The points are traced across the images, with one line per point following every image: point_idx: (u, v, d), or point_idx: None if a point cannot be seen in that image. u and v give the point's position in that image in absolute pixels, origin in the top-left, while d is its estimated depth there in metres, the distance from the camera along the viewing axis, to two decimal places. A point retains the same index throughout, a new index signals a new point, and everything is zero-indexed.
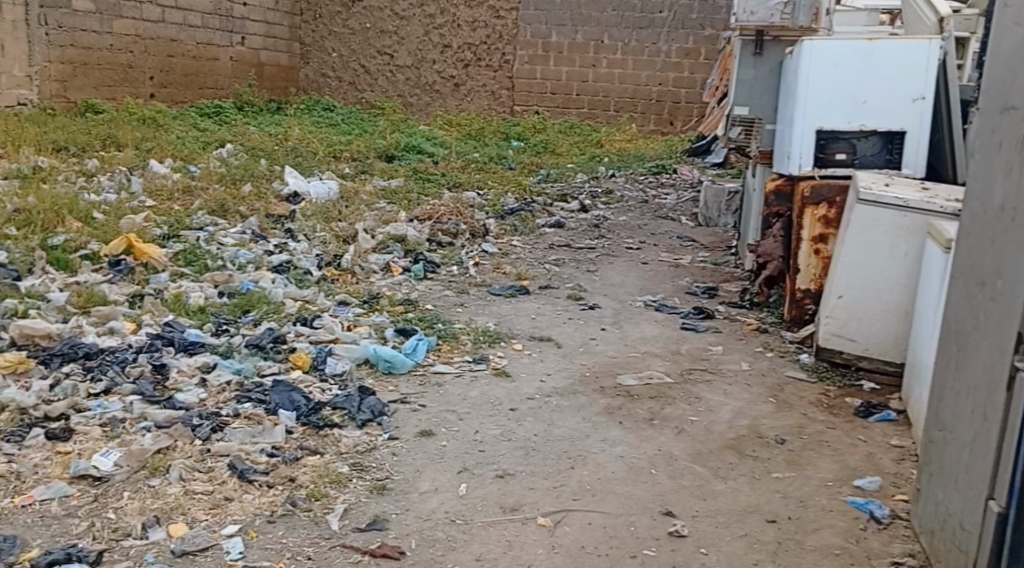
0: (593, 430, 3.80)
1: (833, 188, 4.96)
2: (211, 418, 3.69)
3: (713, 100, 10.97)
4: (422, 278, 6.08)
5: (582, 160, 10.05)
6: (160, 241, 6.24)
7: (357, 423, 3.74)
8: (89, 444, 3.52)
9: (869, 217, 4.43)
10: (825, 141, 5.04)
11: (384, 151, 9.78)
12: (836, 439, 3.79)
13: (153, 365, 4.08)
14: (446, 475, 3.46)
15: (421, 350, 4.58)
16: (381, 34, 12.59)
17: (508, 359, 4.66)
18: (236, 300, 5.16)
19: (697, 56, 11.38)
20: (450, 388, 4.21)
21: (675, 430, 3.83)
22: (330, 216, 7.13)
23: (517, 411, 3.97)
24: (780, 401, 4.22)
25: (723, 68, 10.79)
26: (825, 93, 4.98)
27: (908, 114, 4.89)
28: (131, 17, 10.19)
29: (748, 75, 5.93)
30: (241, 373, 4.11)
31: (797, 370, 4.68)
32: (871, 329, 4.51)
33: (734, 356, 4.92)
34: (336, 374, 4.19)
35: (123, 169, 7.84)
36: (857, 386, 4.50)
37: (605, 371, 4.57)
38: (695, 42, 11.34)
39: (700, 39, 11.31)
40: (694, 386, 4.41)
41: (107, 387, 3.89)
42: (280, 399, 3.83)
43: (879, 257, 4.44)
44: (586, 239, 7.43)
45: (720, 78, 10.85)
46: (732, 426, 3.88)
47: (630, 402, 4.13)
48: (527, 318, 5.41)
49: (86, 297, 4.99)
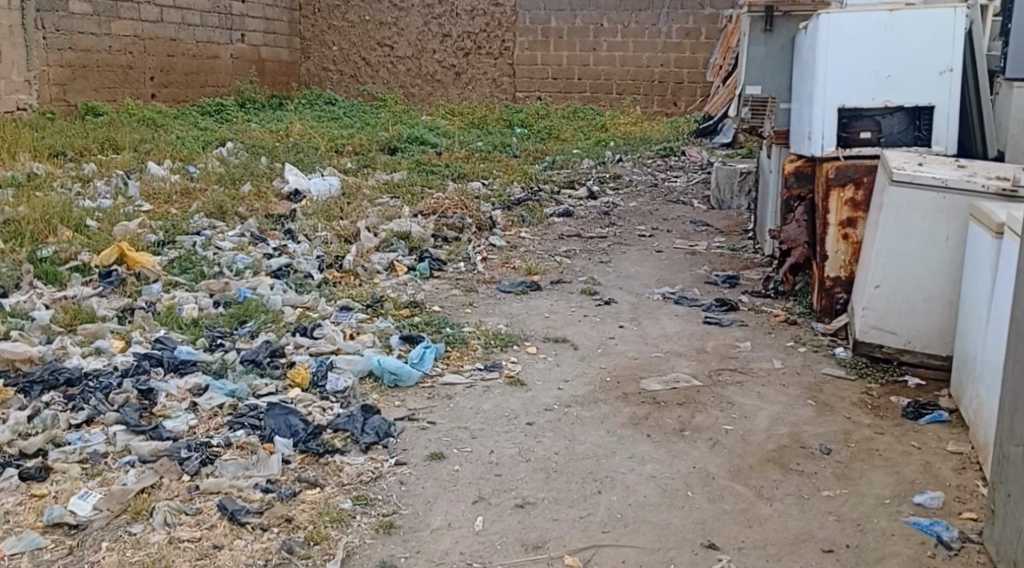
0: (620, 445, 3.48)
1: (860, 168, 4.64)
2: (201, 449, 3.39)
3: (717, 79, 10.67)
4: (427, 277, 5.76)
5: (588, 145, 9.71)
6: (155, 248, 5.91)
7: (361, 448, 3.43)
8: (68, 485, 3.22)
9: (904, 201, 4.10)
10: (848, 119, 4.68)
11: (386, 144, 9.44)
12: (887, 447, 3.47)
13: (140, 391, 3.76)
14: (459, 507, 3.15)
15: (429, 358, 4.26)
16: (380, 26, 12.27)
17: (521, 364, 4.33)
18: (233, 310, 4.83)
19: (698, 36, 10.93)
20: (461, 401, 3.89)
21: (709, 442, 3.51)
22: (331, 215, 6.80)
23: (536, 425, 3.65)
24: (820, 405, 3.90)
25: (727, 46, 10.51)
26: (845, 70, 4.61)
27: (936, 89, 4.54)
28: (130, 18, 9.87)
29: (758, 53, 5.57)
30: (235, 394, 3.78)
31: (834, 367, 4.35)
32: (912, 320, 4.18)
33: (765, 352, 4.58)
34: (338, 391, 3.87)
35: (120, 173, 7.52)
36: (901, 382, 4.18)
37: (627, 375, 4.24)
38: (695, 22, 10.89)
39: (700, 19, 10.86)
40: (726, 389, 4.08)
41: (89, 417, 3.58)
42: (276, 424, 3.52)
43: (917, 243, 4.11)
44: (597, 228, 7.10)
45: (722, 58, 10.60)
46: (771, 435, 3.55)
47: (659, 411, 3.80)
48: (540, 317, 5.09)
49: (73, 313, 4.68)
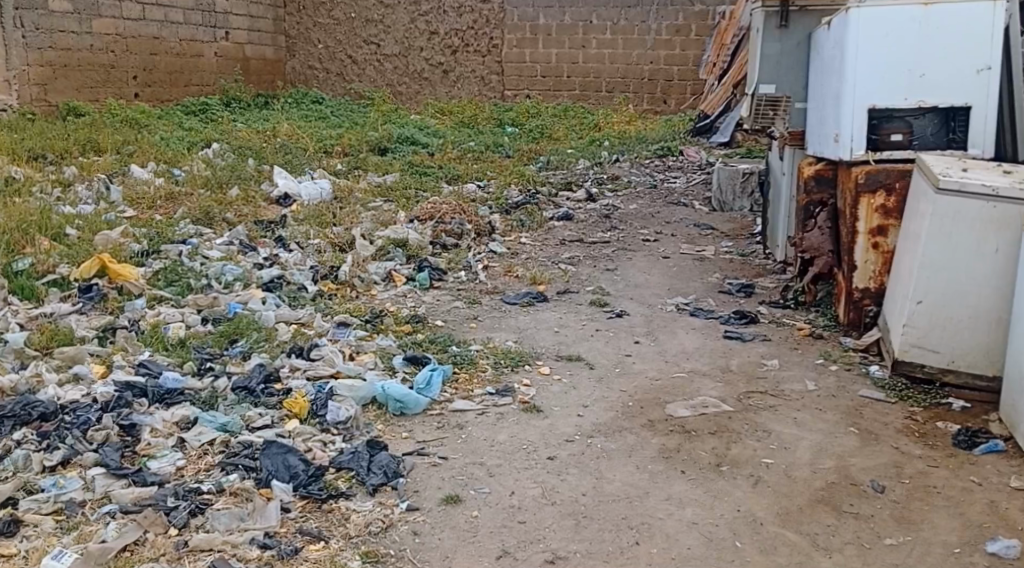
0: (653, 485, 3.21)
1: (891, 173, 4.31)
2: (190, 497, 3.10)
3: (710, 77, 10.31)
4: (428, 287, 5.44)
5: (581, 145, 9.40)
6: (138, 258, 5.57)
7: (368, 491, 3.15)
8: (41, 541, 2.92)
9: (952, 210, 3.79)
10: (878, 121, 4.35)
11: (376, 144, 9.10)
12: (945, 483, 3.20)
13: (121, 427, 3.44)
14: (483, 564, 2.89)
15: (437, 383, 3.91)
16: (366, 23, 11.90)
17: (535, 388, 4.01)
18: (222, 327, 4.51)
19: (688, 32, 10.66)
20: (473, 432, 3.59)
21: (750, 479, 3.23)
22: (323, 220, 6.48)
23: (558, 460, 3.36)
24: (864, 433, 3.60)
25: (721, 43, 10.21)
26: (875, 68, 4.28)
27: (973, 88, 4.22)
28: (111, 16, 9.50)
29: (772, 49, 5.21)
30: (227, 429, 3.48)
31: (872, 387, 4.05)
32: (957, 338, 3.87)
33: (794, 371, 4.26)
34: (339, 422, 3.55)
35: (103, 177, 7.17)
36: (944, 405, 3.88)
37: (651, 399, 3.91)
38: (685, 19, 10.62)
39: (691, 16, 10.59)
40: (760, 415, 3.76)
41: (65, 459, 3.27)
42: (273, 465, 3.22)
43: (965, 255, 3.80)
44: (599, 232, 6.78)
45: (716, 55, 10.24)
46: (816, 470, 3.27)
47: (690, 441, 3.49)
48: (549, 332, 4.77)
49: (49, 335, 4.35)
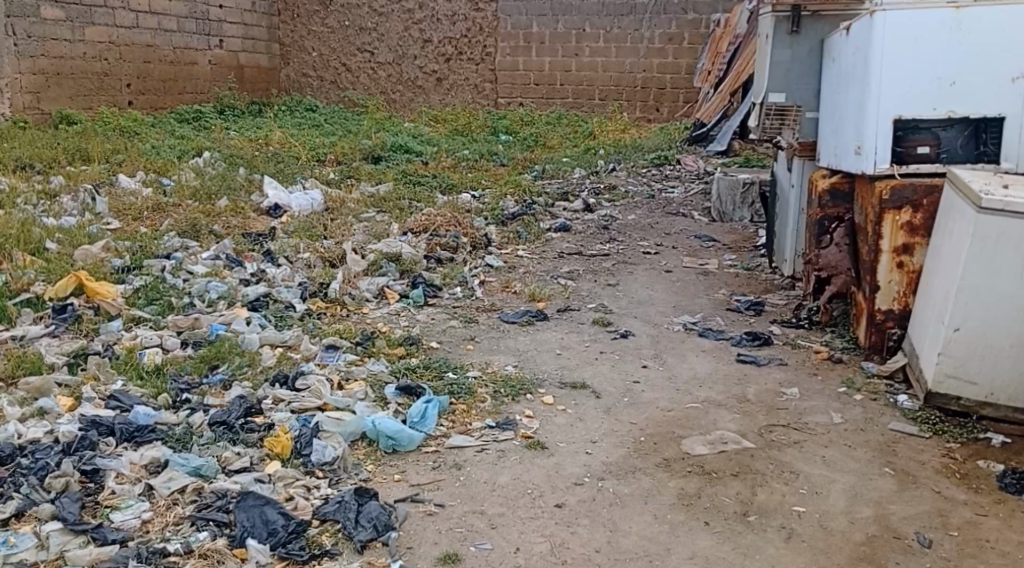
0: (676, 540, 2.98)
1: (919, 188, 3.97)
2: (154, 561, 2.85)
3: (705, 85, 9.94)
4: (422, 305, 5.11)
5: (578, 153, 9.09)
6: (119, 274, 5.23)
7: (356, 548, 2.90)
8: None
9: (994, 231, 3.48)
10: (903, 132, 4.00)
11: (369, 152, 8.77)
12: (998, 536, 3.00)
13: (84, 472, 3.15)
14: None
15: (432, 415, 3.58)
16: (359, 32, 11.61)
17: (537, 420, 3.68)
18: (201, 351, 4.17)
19: (681, 41, 10.30)
20: (473, 473, 3.27)
21: (782, 532, 3.01)
22: (313, 232, 6.15)
23: (568, 509, 3.10)
24: (901, 475, 3.29)
25: (716, 50, 9.80)
26: (903, 75, 3.94)
27: (1006, 97, 3.90)
28: (104, 23, 9.17)
29: (783, 56, 4.86)
30: (201, 473, 3.18)
31: (904, 419, 3.73)
32: (996, 368, 3.56)
33: (817, 401, 3.92)
34: (324, 463, 3.24)
35: (89, 187, 6.84)
36: (982, 440, 3.56)
37: (664, 433, 3.59)
38: (678, 27, 10.27)
39: (683, 24, 10.23)
40: (784, 452, 3.44)
41: (18, 511, 3.00)
42: (248, 521, 2.96)
43: (1009, 278, 3.49)
44: (599, 245, 6.46)
45: (711, 62, 9.85)
46: (854, 521, 3.06)
47: (711, 485, 3.22)
48: (550, 354, 4.45)
49: (15, 363, 4.03)
